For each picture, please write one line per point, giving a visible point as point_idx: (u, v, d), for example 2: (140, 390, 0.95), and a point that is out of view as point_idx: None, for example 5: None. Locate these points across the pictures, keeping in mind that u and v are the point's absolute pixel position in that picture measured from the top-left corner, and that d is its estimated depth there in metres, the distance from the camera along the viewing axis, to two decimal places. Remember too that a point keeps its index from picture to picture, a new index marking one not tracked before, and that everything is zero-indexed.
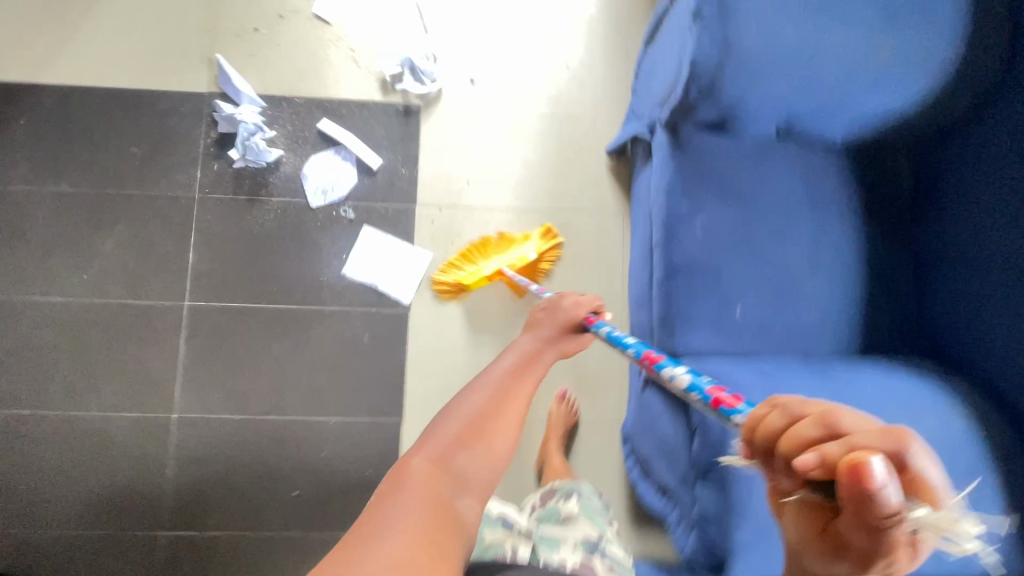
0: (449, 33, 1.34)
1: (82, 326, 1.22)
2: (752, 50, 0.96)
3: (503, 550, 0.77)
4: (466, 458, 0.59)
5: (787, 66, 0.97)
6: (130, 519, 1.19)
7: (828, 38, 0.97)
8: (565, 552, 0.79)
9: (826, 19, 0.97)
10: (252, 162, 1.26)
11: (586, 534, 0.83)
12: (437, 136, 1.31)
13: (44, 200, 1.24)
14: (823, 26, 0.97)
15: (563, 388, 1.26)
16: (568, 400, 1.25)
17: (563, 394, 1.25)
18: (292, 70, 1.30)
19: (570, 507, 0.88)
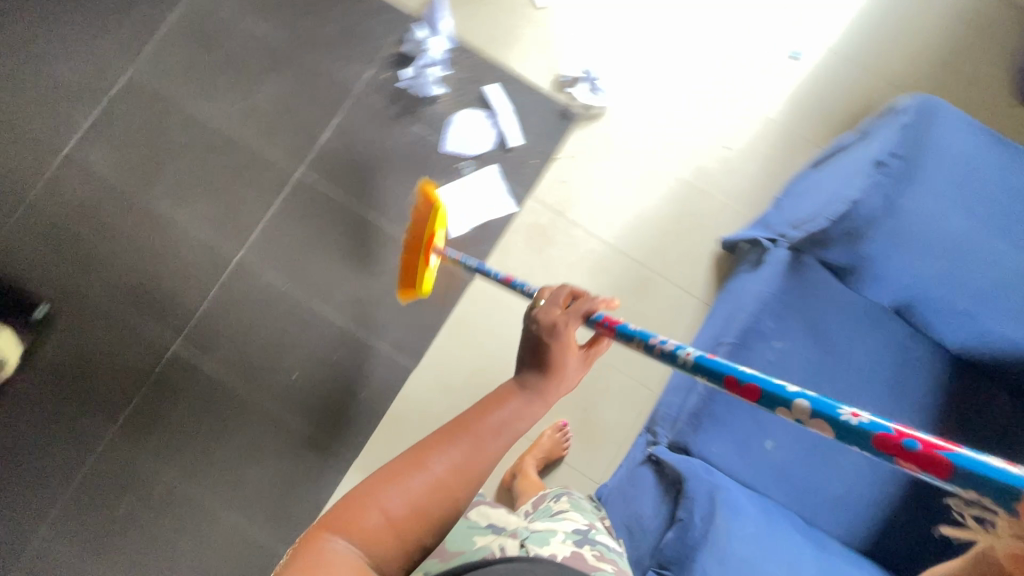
0: (637, 68, 1.39)
1: (210, 144, 1.33)
2: (908, 226, 1.00)
3: (490, 550, 0.83)
4: (398, 493, 0.60)
5: (934, 256, 0.99)
6: (155, 320, 1.29)
7: (987, 252, 0.97)
8: (555, 545, 0.87)
9: (993, 235, 0.98)
10: (416, 87, 1.34)
11: (575, 526, 0.96)
12: (579, 147, 1.36)
13: (237, 28, 1.36)
14: (987, 241, 0.98)
15: (564, 420, 1.26)
16: (564, 432, 1.25)
17: (562, 425, 1.26)
18: (491, 30, 1.38)
19: (562, 504, 1.03)
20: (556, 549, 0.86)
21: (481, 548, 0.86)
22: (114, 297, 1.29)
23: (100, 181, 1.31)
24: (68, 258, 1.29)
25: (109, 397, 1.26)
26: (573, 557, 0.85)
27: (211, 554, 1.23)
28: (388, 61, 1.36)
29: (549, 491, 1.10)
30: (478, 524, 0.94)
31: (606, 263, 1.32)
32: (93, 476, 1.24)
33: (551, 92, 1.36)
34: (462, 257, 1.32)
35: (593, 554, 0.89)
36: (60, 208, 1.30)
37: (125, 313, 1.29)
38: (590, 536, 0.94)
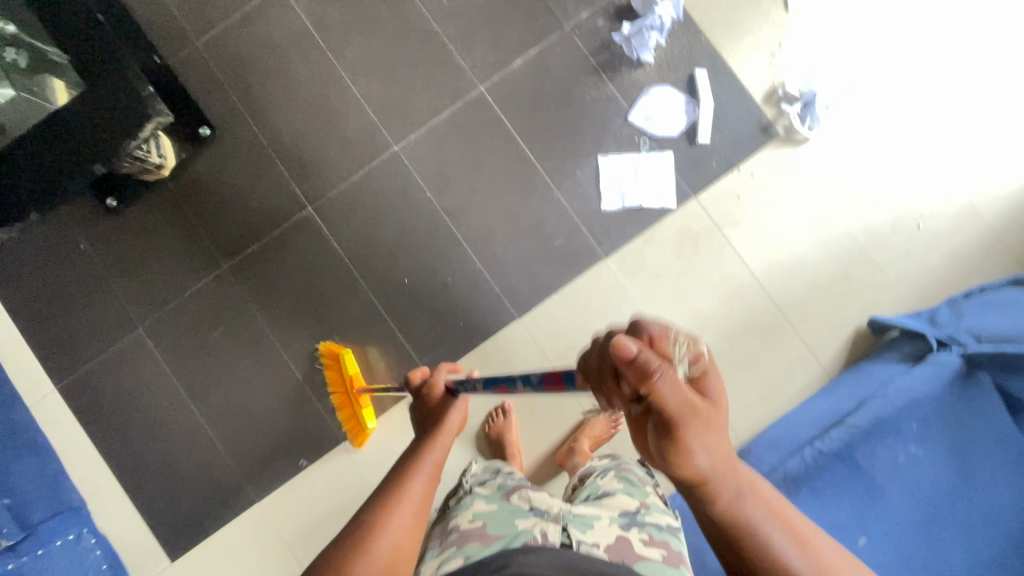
0: (861, 109, 1.26)
1: (408, 29, 1.30)
2: None
3: (533, 535, 0.77)
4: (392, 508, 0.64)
5: None
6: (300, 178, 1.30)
7: None
8: (600, 533, 0.79)
9: None
10: (629, 46, 1.27)
11: (623, 507, 0.87)
12: (765, 168, 1.27)
13: None
14: None
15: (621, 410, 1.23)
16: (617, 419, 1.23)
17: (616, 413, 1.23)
18: (724, 13, 1.28)
19: (608, 485, 0.93)
20: (600, 537, 0.79)
21: (522, 529, 0.78)
22: (271, 141, 1.31)
23: (295, 28, 1.31)
24: (244, 90, 1.31)
25: (239, 232, 1.31)
26: (617, 544, 0.78)
27: (275, 409, 1.28)
28: (609, 10, 1.28)
29: (593, 466, 1.02)
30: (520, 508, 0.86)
31: (743, 294, 1.26)
32: (199, 298, 1.30)
33: (760, 102, 1.27)
34: (605, 232, 1.27)
35: (642, 541, 0.80)
36: (252, 41, 1.32)
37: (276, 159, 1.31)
38: (639, 518, 0.85)
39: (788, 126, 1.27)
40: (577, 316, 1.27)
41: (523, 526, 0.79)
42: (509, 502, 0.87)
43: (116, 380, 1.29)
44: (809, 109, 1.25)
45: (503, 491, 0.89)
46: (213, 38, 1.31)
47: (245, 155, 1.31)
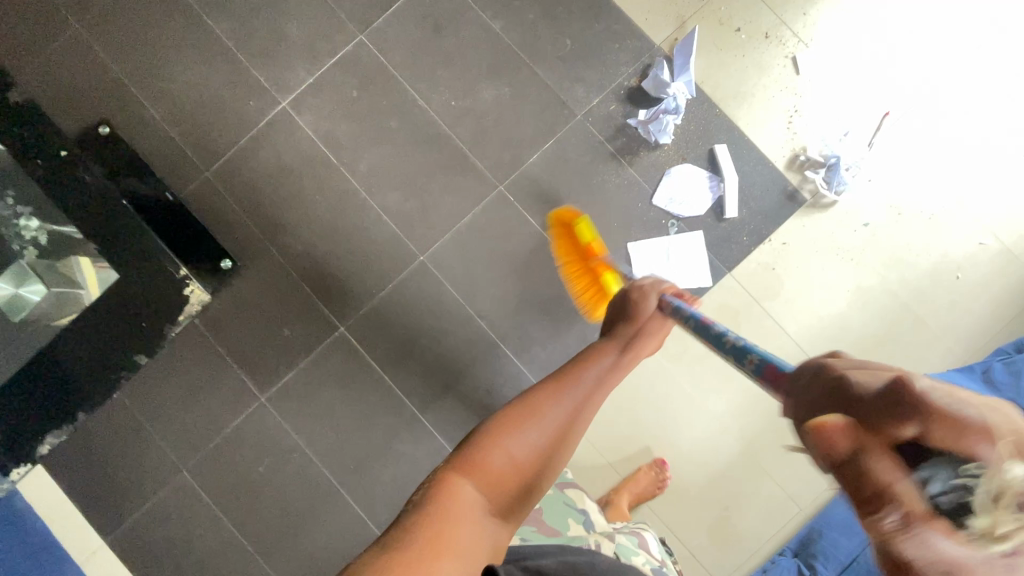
0: (886, 165, 1.25)
1: (420, 137, 1.29)
2: None
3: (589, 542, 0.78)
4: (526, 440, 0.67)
5: None
6: (327, 298, 1.28)
7: None
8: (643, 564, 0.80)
9: None
10: (646, 131, 1.26)
11: (654, 555, 0.87)
12: (797, 235, 1.25)
13: (474, 23, 1.30)
14: None
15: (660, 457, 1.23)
16: (659, 470, 1.21)
17: (658, 463, 1.22)
18: (736, 85, 1.27)
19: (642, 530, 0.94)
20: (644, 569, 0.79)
21: (576, 535, 0.79)
22: (292, 263, 1.29)
23: (304, 147, 1.30)
24: (262, 215, 1.29)
25: (268, 360, 1.28)
26: None
27: (333, 539, 1.26)
28: (620, 95, 1.27)
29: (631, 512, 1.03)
30: (574, 504, 0.86)
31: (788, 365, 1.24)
32: (240, 433, 1.27)
33: (783, 169, 1.26)
34: None
35: None
36: (263, 166, 1.30)
37: (300, 280, 1.29)
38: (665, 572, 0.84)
39: (815, 191, 1.25)
40: (626, 408, 1.25)
41: (575, 532, 0.79)
42: (564, 493, 0.87)
43: (167, 528, 1.26)
44: (835, 172, 1.24)
45: (562, 481, 0.89)
46: (222, 168, 1.30)
47: (266, 280, 1.29)
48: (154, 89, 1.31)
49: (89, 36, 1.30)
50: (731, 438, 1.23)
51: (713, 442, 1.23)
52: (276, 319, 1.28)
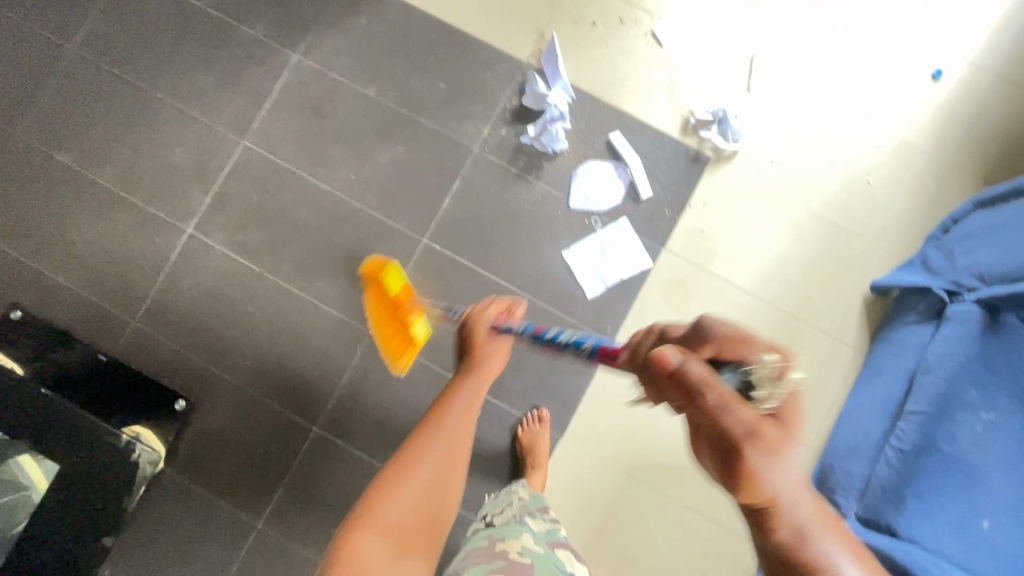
0: (770, 102, 1.31)
1: (331, 219, 1.29)
2: None
3: None
4: None
5: None
6: (292, 405, 1.26)
7: None
8: None
9: None
10: (541, 144, 1.28)
11: None
12: (713, 192, 1.29)
13: (349, 96, 1.31)
14: None
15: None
16: None
17: None
18: (609, 75, 1.31)
19: None
20: None
21: None
22: (248, 383, 1.26)
23: (223, 265, 1.28)
24: (202, 344, 1.27)
25: (255, 485, 1.24)
26: None
27: None
28: (507, 118, 1.30)
29: None
30: (566, 564, 0.80)
31: (747, 316, 1.27)
32: (246, 569, 1.22)
33: (679, 137, 1.29)
34: (601, 319, 1.26)
35: None
36: (188, 297, 1.28)
37: (260, 396, 1.26)
38: None
39: (715, 147, 1.29)
40: (614, 409, 1.25)
41: None
42: (555, 552, 0.81)
43: None
44: (726, 124, 1.28)
45: (552, 537, 0.83)
46: (148, 312, 1.27)
47: (227, 408, 1.26)
48: (56, 258, 1.28)
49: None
50: None
51: None
52: (249, 442, 1.25)
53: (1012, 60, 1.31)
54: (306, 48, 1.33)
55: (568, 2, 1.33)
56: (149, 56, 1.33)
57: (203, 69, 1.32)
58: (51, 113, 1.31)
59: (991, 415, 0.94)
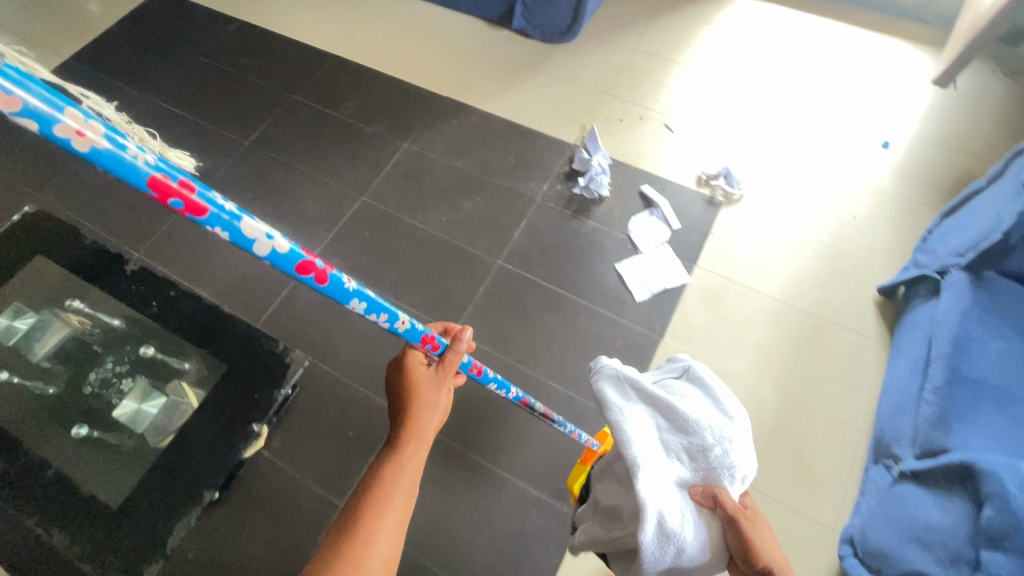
0: (762, 164, 1.72)
1: (427, 249, 1.64)
2: None
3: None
4: (389, 524, 0.77)
5: None
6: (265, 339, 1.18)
7: None
8: None
9: None
10: (588, 192, 1.66)
11: None
12: (730, 224, 1.61)
13: (443, 167, 1.78)
14: None
15: None
16: None
17: None
18: (636, 149, 1.76)
19: None
20: None
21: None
22: (348, 386, 1.45)
23: None
24: (312, 341, 1.51)
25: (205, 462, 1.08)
26: None
27: None
28: (560, 178, 1.71)
29: None
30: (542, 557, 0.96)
31: (778, 315, 1.47)
32: None
33: (696, 187, 1.67)
34: (650, 320, 1.48)
35: None
36: (304, 306, 1.56)
37: (229, 338, 1.21)
38: None
39: (726, 194, 1.66)
40: None
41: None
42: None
43: None
44: (731, 177, 1.66)
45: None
46: (269, 319, 1.54)
47: (208, 367, 1.18)
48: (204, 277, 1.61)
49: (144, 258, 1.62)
50: (767, 390, 1.37)
51: (755, 400, 1.36)
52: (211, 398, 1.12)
53: (940, 131, 1.74)
54: (410, 139, 1.84)
55: (601, 107, 1.85)
56: (301, 148, 1.85)
57: (338, 152, 1.83)
58: (220, 182, 1.80)
59: (998, 343, 1.09)
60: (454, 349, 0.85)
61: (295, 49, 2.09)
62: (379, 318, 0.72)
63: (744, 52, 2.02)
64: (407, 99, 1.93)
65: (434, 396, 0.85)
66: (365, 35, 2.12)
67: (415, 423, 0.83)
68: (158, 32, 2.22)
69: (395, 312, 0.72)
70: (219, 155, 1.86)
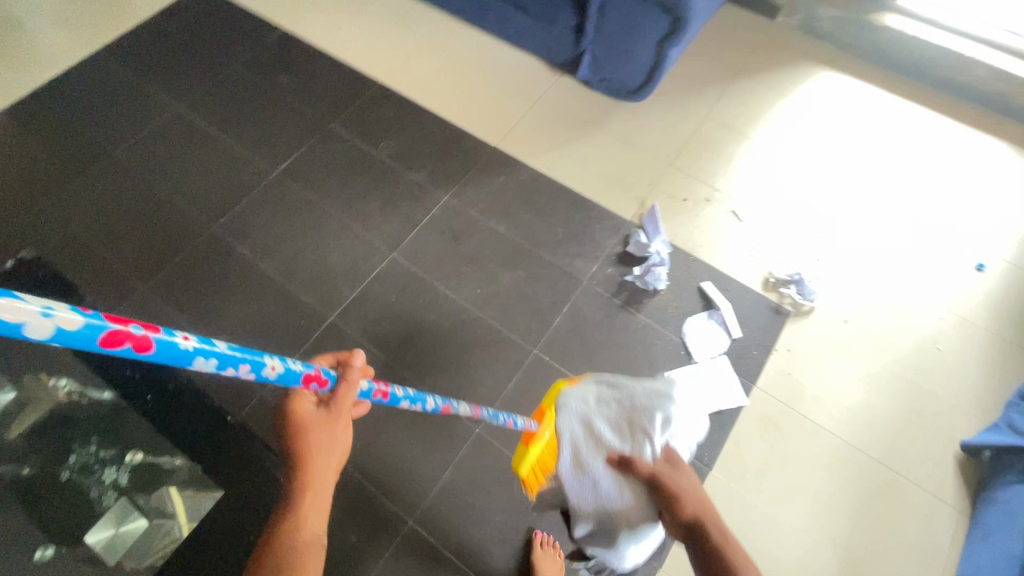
0: (838, 271, 1.54)
1: (456, 324, 1.48)
2: None
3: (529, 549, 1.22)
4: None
5: None
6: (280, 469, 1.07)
7: None
8: None
9: None
10: (643, 282, 1.49)
11: None
12: (797, 340, 1.43)
13: (484, 229, 1.62)
14: None
15: None
16: None
17: None
18: (699, 237, 1.59)
19: None
20: None
21: None
22: (352, 485, 1.28)
23: (353, 351, 1.45)
24: None
25: None
26: None
27: None
28: (612, 259, 1.54)
29: None
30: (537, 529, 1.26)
31: (843, 460, 1.29)
32: None
33: (762, 291, 1.50)
34: (699, 447, 1.31)
35: None
36: None
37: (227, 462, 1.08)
38: None
39: (794, 304, 1.48)
40: None
41: None
42: None
43: None
44: (803, 285, 1.49)
45: None
46: None
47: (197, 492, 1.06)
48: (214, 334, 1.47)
49: (152, 306, 1.50)
50: (823, 551, 1.21)
51: (808, 562, 1.20)
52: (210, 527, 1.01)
53: None
54: (452, 192, 1.69)
55: (664, 181, 1.68)
56: (332, 187, 1.70)
57: (373, 197, 1.68)
58: (241, 217, 1.65)
59: None
60: (348, 379, 0.70)
61: (340, 73, 1.94)
62: (237, 372, 0.53)
63: (827, 134, 1.83)
64: (453, 144, 1.77)
65: (332, 436, 0.70)
66: (416, 65, 1.97)
67: (308, 456, 0.71)
68: (196, 32, 2.07)
69: (256, 354, 0.54)
70: (245, 184, 1.71)
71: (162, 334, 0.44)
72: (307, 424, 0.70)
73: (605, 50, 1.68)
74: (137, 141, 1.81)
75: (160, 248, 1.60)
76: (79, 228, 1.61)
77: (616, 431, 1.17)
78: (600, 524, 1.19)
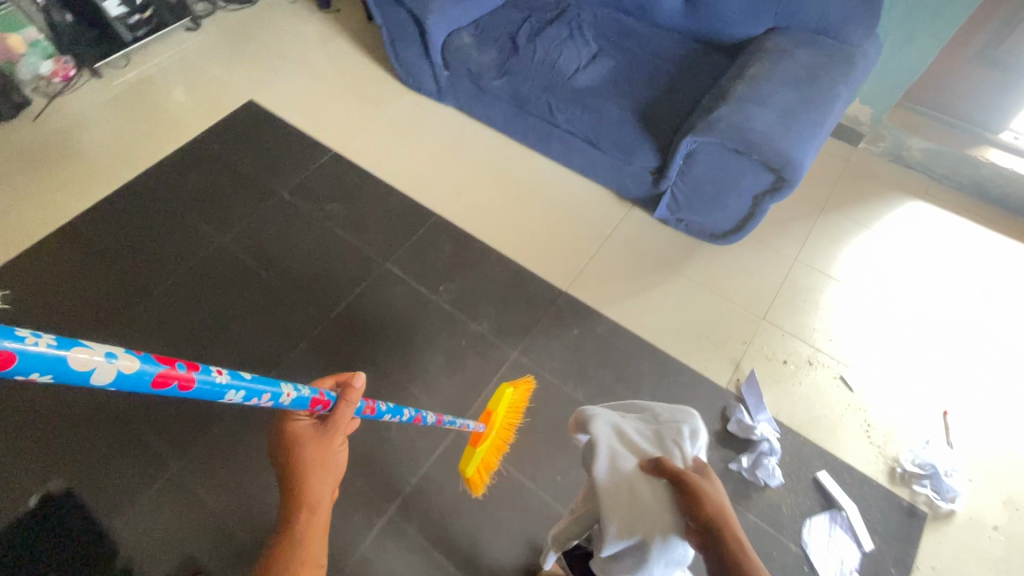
0: (974, 458, 1.33)
1: (534, 520, 1.28)
2: None
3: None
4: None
5: None
6: None
7: None
8: None
9: None
10: (753, 477, 1.28)
11: None
12: (941, 555, 1.21)
13: (559, 394, 1.44)
14: None
15: None
16: None
17: None
18: (807, 411, 1.39)
19: None
20: None
21: None
22: None
23: (414, 553, 1.24)
24: None
25: None
26: None
27: None
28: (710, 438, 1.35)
29: None
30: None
31: None
32: None
33: (890, 485, 1.29)
34: None
35: None
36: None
37: None
38: None
39: (930, 503, 1.27)
40: None
41: None
42: None
43: None
44: (940, 481, 1.27)
45: None
46: None
47: None
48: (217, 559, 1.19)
49: (132, 544, 1.19)
50: None
51: None
52: None
53: None
54: (521, 347, 1.52)
55: (758, 338, 1.50)
56: (389, 336, 1.55)
57: (433, 352, 1.52)
58: (286, 377, 1.49)
59: None
60: (346, 401, 0.75)
61: (395, 201, 1.84)
62: (258, 400, 0.64)
63: (935, 280, 1.64)
64: (520, 287, 1.62)
65: (328, 454, 0.74)
66: (474, 193, 1.86)
67: (309, 472, 0.73)
68: (247, 155, 2.00)
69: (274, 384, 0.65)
70: (291, 323, 1.59)
71: (200, 372, 0.55)
72: (308, 438, 0.74)
73: (692, 195, 1.54)
74: (179, 278, 1.69)
75: (162, 448, 1.31)
76: (58, 410, 1.33)
77: (642, 442, 0.84)
78: (629, 542, 0.75)
